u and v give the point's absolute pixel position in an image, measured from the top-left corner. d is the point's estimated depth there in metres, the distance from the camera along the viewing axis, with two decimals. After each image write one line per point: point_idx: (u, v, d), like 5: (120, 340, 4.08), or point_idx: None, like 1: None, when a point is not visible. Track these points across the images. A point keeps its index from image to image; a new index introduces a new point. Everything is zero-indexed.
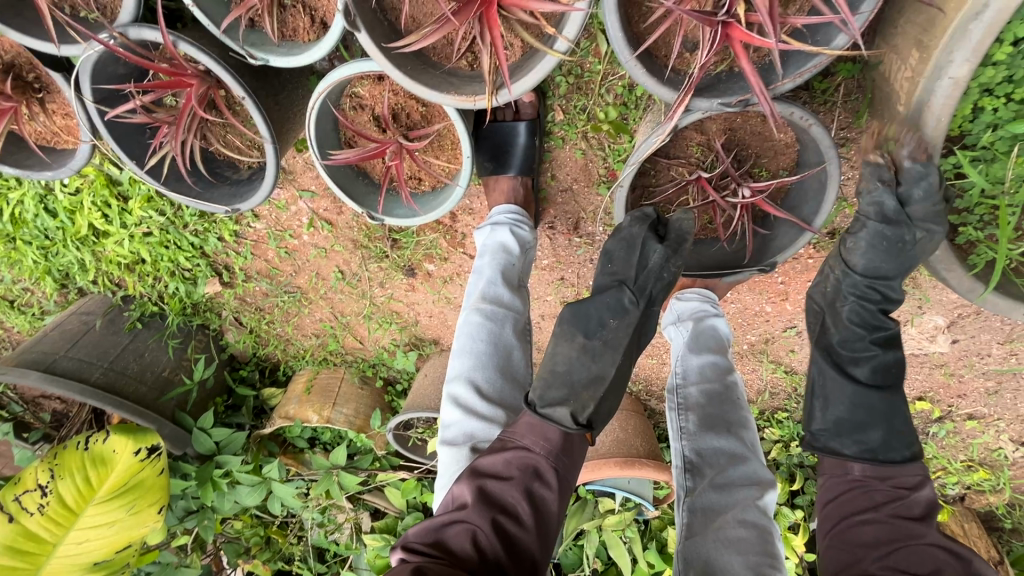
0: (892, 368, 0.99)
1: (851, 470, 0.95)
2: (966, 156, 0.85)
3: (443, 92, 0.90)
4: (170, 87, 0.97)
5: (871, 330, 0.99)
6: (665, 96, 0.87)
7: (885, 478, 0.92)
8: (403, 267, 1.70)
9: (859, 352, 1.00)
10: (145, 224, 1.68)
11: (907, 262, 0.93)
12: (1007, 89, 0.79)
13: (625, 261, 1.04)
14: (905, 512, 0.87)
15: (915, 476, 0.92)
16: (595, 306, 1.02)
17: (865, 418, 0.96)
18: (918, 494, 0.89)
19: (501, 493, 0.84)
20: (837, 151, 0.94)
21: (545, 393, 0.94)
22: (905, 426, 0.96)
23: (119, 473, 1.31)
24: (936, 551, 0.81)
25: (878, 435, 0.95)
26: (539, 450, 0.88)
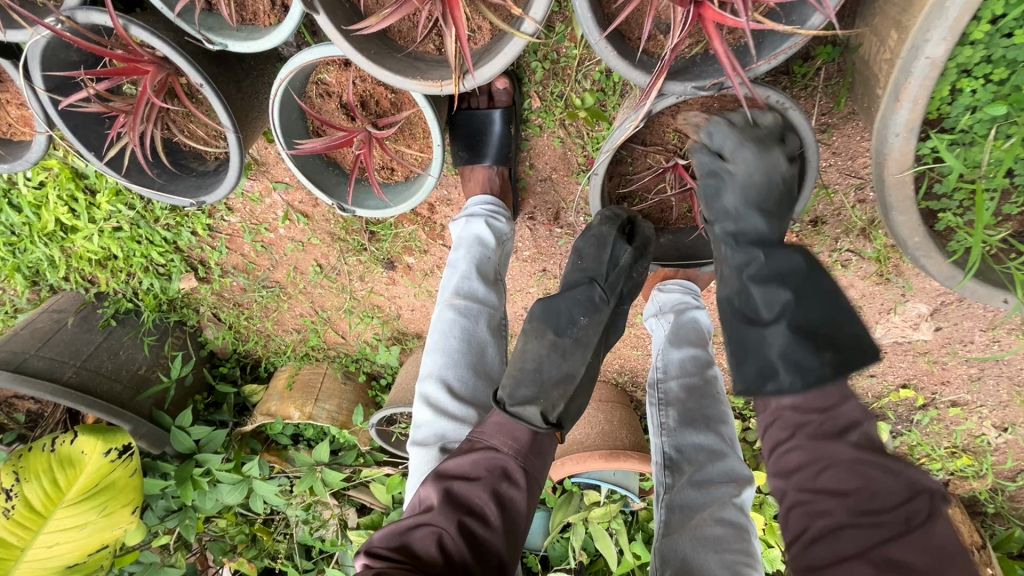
0: (788, 300, 0.83)
1: (777, 403, 0.83)
2: (944, 141, 0.78)
3: (409, 78, 0.86)
4: (125, 74, 0.94)
5: (742, 268, 0.89)
6: (638, 80, 0.83)
7: (801, 407, 0.80)
8: (382, 259, 1.66)
9: (743, 294, 0.88)
10: (114, 218, 1.63)
11: (746, 192, 0.89)
12: (986, 70, 0.72)
13: (596, 258, 1.05)
14: (826, 430, 0.77)
15: (835, 393, 0.79)
16: (564, 302, 1.01)
17: (768, 352, 0.83)
18: (838, 409, 0.78)
19: (466, 495, 0.82)
20: (814, 138, 0.92)
21: (514, 391, 0.92)
22: (813, 352, 0.79)
23: (89, 475, 1.29)
24: (861, 467, 0.73)
25: (785, 369, 0.81)
26: (507, 450, 0.86)
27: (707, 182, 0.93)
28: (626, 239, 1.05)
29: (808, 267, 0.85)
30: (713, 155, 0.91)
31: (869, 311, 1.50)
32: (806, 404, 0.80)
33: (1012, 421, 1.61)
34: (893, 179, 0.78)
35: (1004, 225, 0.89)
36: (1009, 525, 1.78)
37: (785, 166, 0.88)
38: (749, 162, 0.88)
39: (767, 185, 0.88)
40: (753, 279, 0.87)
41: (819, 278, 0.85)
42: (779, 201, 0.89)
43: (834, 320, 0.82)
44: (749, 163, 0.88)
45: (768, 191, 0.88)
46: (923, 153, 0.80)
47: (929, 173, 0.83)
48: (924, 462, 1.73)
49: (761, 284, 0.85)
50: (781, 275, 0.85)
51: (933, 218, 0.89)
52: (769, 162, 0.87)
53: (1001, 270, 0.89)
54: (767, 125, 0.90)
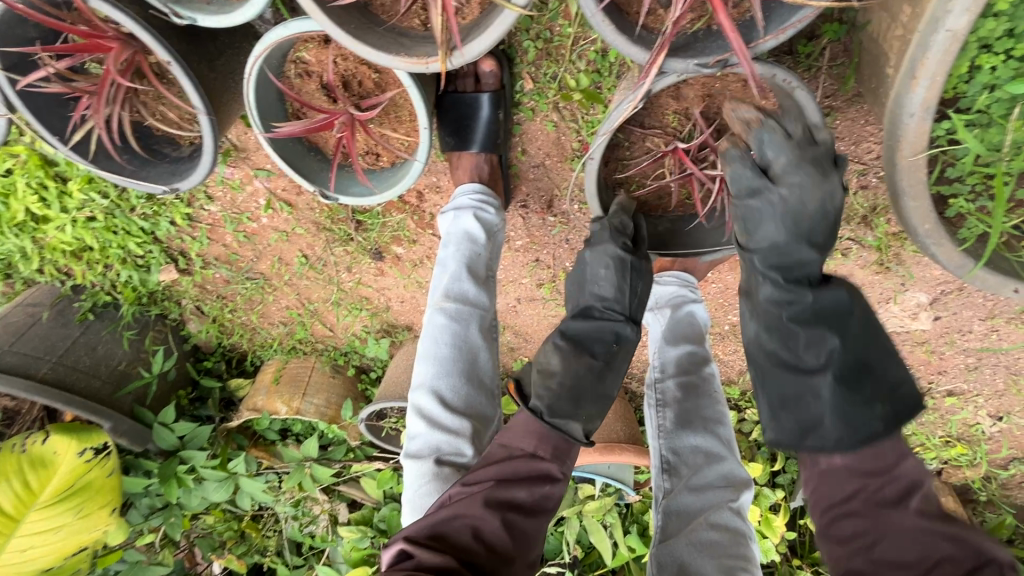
0: (830, 346, 0.85)
1: (821, 460, 0.85)
2: (962, 121, 0.73)
3: (392, 55, 0.80)
4: (87, 51, 0.88)
5: (784, 307, 0.88)
6: (637, 57, 0.78)
7: (853, 466, 0.82)
8: (370, 250, 1.60)
9: (784, 336, 0.88)
10: (87, 208, 1.55)
11: (797, 222, 0.85)
12: (1008, 44, 0.67)
13: (617, 286, 1.02)
14: (882, 496, 0.78)
15: (890, 453, 0.81)
16: (594, 329, 1.01)
17: (815, 404, 0.85)
18: (895, 471, 0.80)
19: (510, 495, 0.81)
20: (823, 120, 0.88)
21: (552, 403, 0.91)
22: (857, 404, 0.82)
23: (61, 477, 1.23)
24: (920, 535, 0.73)
25: (833, 424, 0.83)
26: (548, 456, 0.86)
27: (751, 204, 0.87)
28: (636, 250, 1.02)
29: (843, 304, 0.87)
30: (758, 173, 0.86)
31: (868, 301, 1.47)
32: (859, 466, 0.81)
33: (1007, 411, 1.60)
34: (906, 162, 0.73)
35: (1018, 212, 0.85)
36: (1000, 513, 1.78)
37: (841, 193, 0.84)
38: (801, 185, 0.83)
39: (815, 216, 0.84)
40: (796, 319, 0.87)
41: (863, 323, 0.87)
42: (828, 232, 0.87)
43: (877, 368, 0.86)
44: (808, 195, 0.83)
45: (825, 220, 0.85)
46: (938, 135, 0.75)
47: (942, 156, 0.79)
48: (918, 451, 1.72)
49: (809, 328, 0.86)
50: (828, 319, 0.86)
51: (943, 204, 0.85)
52: (829, 188, 0.83)
53: (1015, 259, 0.85)
54: (825, 141, 0.84)
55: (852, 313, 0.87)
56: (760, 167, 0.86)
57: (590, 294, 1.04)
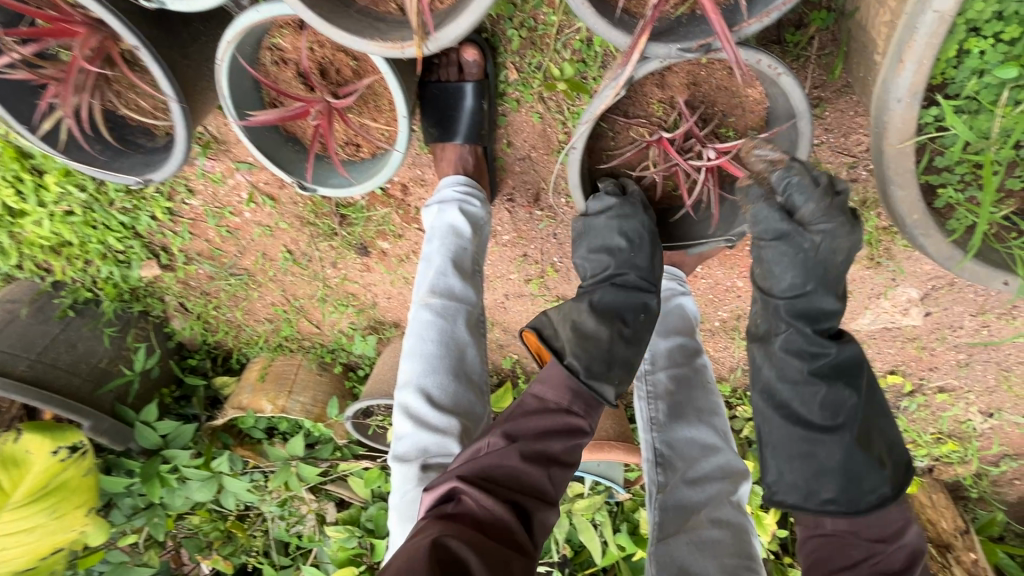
0: (847, 405, 0.85)
1: (824, 523, 0.84)
2: (950, 107, 0.71)
3: (367, 39, 0.78)
4: (53, 36, 0.86)
5: (808, 359, 0.86)
6: (618, 41, 0.76)
7: (858, 531, 0.82)
8: (355, 245, 1.58)
9: (802, 389, 0.87)
10: (65, 201, 1.52)
11: (822, 270, 0.88)
12: (998, 28, 0.65)
13: (644, 255, 0.99)
14: (885, 566, 0.78)
15: (894, 518, 0.82)
16: (626, 297, 0.97)
17: (829, 464, 0.84)
18: (900, 539, 0.80)
19: (550, 447, 0.82)
20: (810, 108, 0.85)
21: (590, 364, 0.89)
22: (867, 468, 0.83)
23: (36, 476, 1.20)
24: None
25: (843, 486, 0.83)
26: (582, 412, 0.87)
27: (777, 247, 0.89)
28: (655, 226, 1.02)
29: (857, 363, 0.88)
30: (786, 219, 0.88)
31: (859, 296, 1.45)
32: (866, 532, 0.81)
33: (998, 407, 1.60)
34: (894, 149, 0.72)
35: (1008, 203, 0.84)
36: (991, 510, 1.78)
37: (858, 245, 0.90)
38: (831, 235, 0.86)
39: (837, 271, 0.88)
40: (818, 373, 0.86)
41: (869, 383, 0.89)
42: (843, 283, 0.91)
43: (879, 432, 0.88)
44: (835, 240, 0.86)
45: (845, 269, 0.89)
46: (926, 122, 0.74)
47: (930, 144, 0.77)
48: (910, 448, 1.71)
49: (832, 386, 0.85)
50: (847, 378, 0.86)
51: (932, 194, 0.83)
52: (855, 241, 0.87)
53: (1004, 251, 0.84)
54: (843, 191, 0.89)
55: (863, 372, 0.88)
56: (786, 212, 0.88)
57: (622, 262, 0.98)
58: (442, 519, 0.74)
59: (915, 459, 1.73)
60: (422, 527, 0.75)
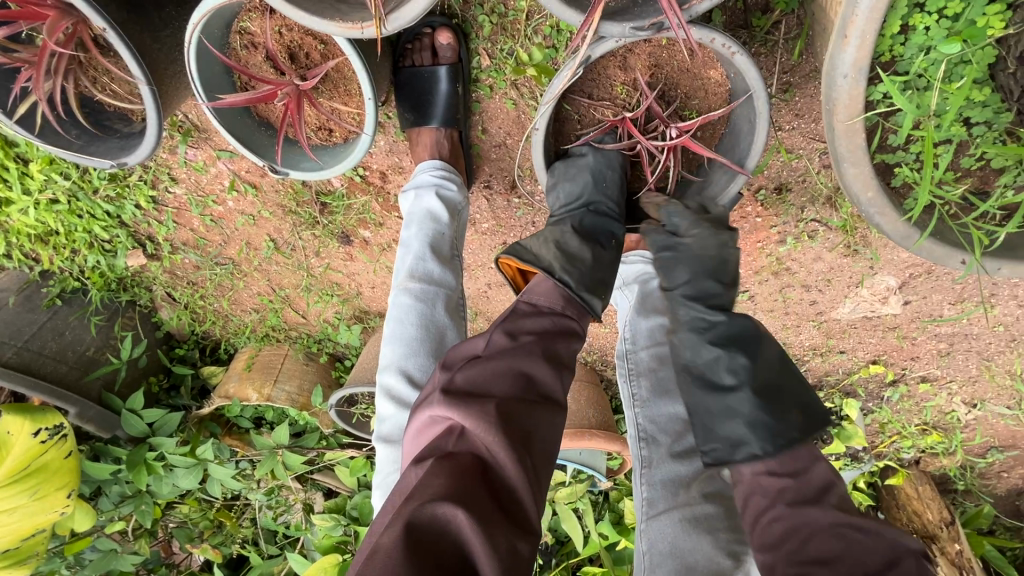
0: (745, 363, 0.87)
1: (744, 472, 0.83)
2: (896, 84, 0.72)
3: (327, 20, 0.79)
4: (23, 19, 0.87)
5: (702, 331, 0.92)
6: (572, 19, 0.76)
7: (775, 470, 0.79)
8: (337, 234, 1.59)
9: (702, 357, 0.90)
10: (49, 190, 1.53)
11: (699, 264, 0.97)
12: (940, 3, 0.66)
13: (615, 187, 1.02)
14: (801, 495, 0.76)
15: (805, 454, 0.81)
16: (602, 222, 1.00)
17: (734, 421, 0.84)
18: (810, 471, 0.79)
19: (554, 343, 0.83)
20: (765, 86, 0.85)
21: (580, 279, 0.91)
22: (778, 414, 0.83)
23: (16, 458, 1.21)
24: (843, 531, 0.71)
25: (756, 434, 0.82)
26: (574, 318, 0.89)
27: (665, 256, 1.00)
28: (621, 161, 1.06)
29: (753, 327, 0.91)
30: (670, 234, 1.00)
31: (837, 285, 1.45)
32: (779, 467, 0.79)
33: (981, 397, 1.59)
34: (844, 127, 0.72)
35: (967, 181, 0.85)
36: (979, 502, 1.78)
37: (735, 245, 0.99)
38: (701, 238, 0.98)
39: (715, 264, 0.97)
40: (713, 341, 0.90)
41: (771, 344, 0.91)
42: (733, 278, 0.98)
43: (790, 383, 0.88)
44: (705, 245, 0.97)
45: (723, 268, 0.97)
46: (875, 99, 0.75)
47: (883, 122, 0.78)
48: (894, 440, 1.71)
49: (726, 348, 0.88)
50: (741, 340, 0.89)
51: (890, 173, 0.85)
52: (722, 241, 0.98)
53: (959, 230, 0.85)
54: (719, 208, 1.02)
55: (761, 336, 0.91)
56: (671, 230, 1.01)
57: (599, 190, 1.00)
58: (441, 462, 0.66)
59: (900, 451, 1.73)
60: (428, 464, 0.67)
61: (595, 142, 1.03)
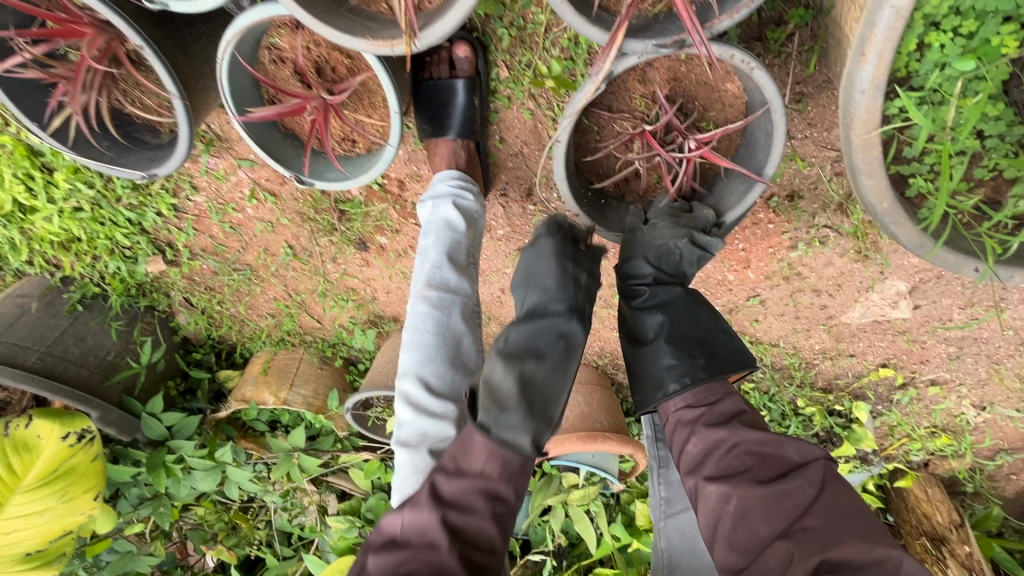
0: (660, 323, 1.02)
1: (669, 408, 0.97)
2: (912, 99, 0.74)
3: (358, 38, 0.82)
4: (61, 37, 0.89)
5: (629, 298, 1.07)
6: (596, 37, 0.78)
7: (694, 401, 0.94)
8: (354, 240, 1.62)
9: (630, 319, 1.06)
10: (73, 198, 1.56)
11: (641, 247, 1.06)
12: (955, 22, 0.69)
13: (562, 283, 0.99)
14: (715, 419, 0.90)
15: (716, 390, 0.95)
16: (537, 333, 0.94)
17: (652, 367, 0.99)
18: (723, 402, 0.93)
19: (468, 512, 0.78)
20: (782, 98, 0.86)
21: (499, 416, 0.83)
22: (684, 360, 0.97)
23: (47, 460, 1.27)
24: (755, 445, 0.84)
25: (666, 377, 0.97)
26: (498, 476, 0.80)
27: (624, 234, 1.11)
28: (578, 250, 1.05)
29: (675, 291, 1.04)
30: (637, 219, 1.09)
31: (848, 289, 1.47)
32: (697, 401, 0.94)
33: (990, 400, 1.61)
34: (861, 140, 0.75)
35: (978, 191, 0.87)
36: (987, 504, 1.79)
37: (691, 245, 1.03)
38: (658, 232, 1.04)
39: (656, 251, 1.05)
40: (637, 306, 1.05)
41: (693, 304, 1.04)
42: (676, 268, 1.06)
43: (706, 338, 1.01)
44: (660, 232, 1.04)
45: (668, 257, 1.05)
46: (891, 113, 0.77)
47: (898, 135, 0.80)
48: (903, 442, 1.73)
49: (646, 311, 1.03)
50: (661, 303, 1.04)
51: (903, 184, 0.86)
52: (672, 239, 1.03)
53: (973, 238, 0.87)
54: (698, 215, 1.05)
55: (683, 298, 1.04)
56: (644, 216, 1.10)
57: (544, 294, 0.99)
58: None
59: (909, 453, 1.75)
60: None
61: (533, 242, 1.06)
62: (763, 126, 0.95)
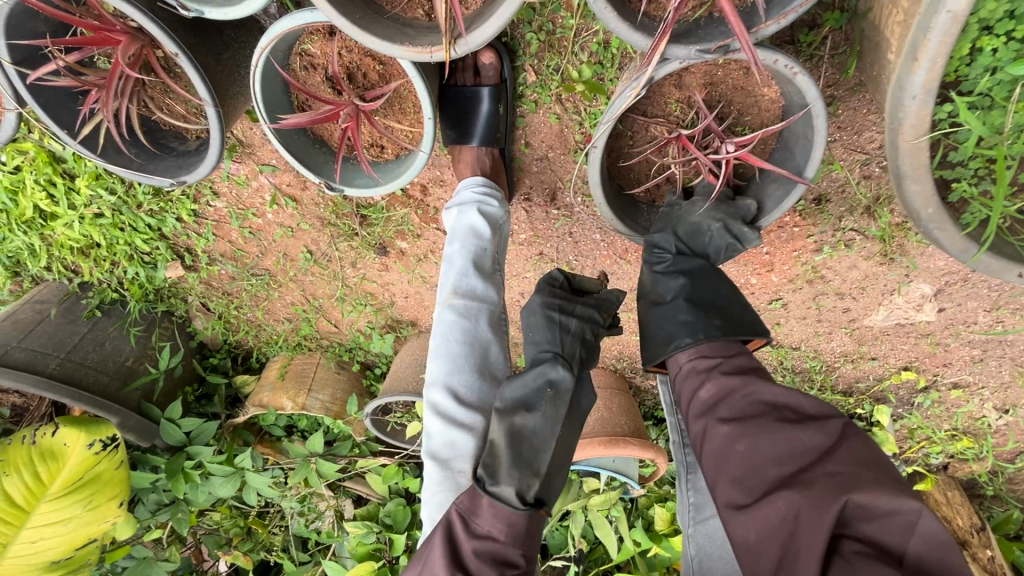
0: (681, 286, 1.04)
1: (680, 360, 0.96)
2: (964, 103, 0.75)
3: (396, 44, 0.82)
4: (95, 44, 0.89)
5: (653, 262, 1.09)
6: (639, 43, 0.81)
7: (710, 353, 0.92)
8: (374, 245, 1.62)
9: (653, 282, 1.09)
10: (95, 204, 1.57)
11: (676, 224, 1.08)
12: (1009, 26, 0.69)
13: (549, 335, 1.03)
14: (731, 368, 0.87)
15: (733, 347, 0.93)
16: (523, 385, 0.96)
17: (667, 325, 1.01)
18: (739, 356, 0.91)
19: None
20: (823, 102, 0.86)
21: (490, 469, 0.87)
22: (700, 318, 0.97)
23: (72, 468, 1.29)
24: (772, 391, 0.79)
25: (680, 331, 0.98)
26: (505, 538, 0.80)
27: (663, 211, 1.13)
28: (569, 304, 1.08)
29: (701, 264, 1.06)
30: (677, 198, 1.11)
31: (872, 292, 1.46)
32: (716, 352, 0.92)
33: (1014, 403, 1.59)
34: (909, 145, 0.75)
35: (1021, 196, 0.86)
36: (1007, 508, 1.77)
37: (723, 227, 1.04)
38: (693, 211, 1.06)
39: (689, 227, 1.06)
40: (660, 270, 1.08)
41: (718, 278, 1.05)
42: (704, 247, 1.08)
43: (725, 302, 1.01)
44: (695, 209, 1.06)
45: (699, 237, 1.07)
46: (940, 118, 0.77)
47: (945, 139, 0.81)
48: (923, 445, 1.72)
49: (668, 275, 1.06)
50: (683, 268, 1.06)
51: (947, 188, 0.86)
52: (704, 218, 1.04)
53: (1017, 243, 0.86)
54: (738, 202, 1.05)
55: (707, 269, 1.06)
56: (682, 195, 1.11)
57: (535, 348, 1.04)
58: None
59: (929, 456, 1.74)
60: None
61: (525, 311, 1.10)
62: (801, 131, 0.94)
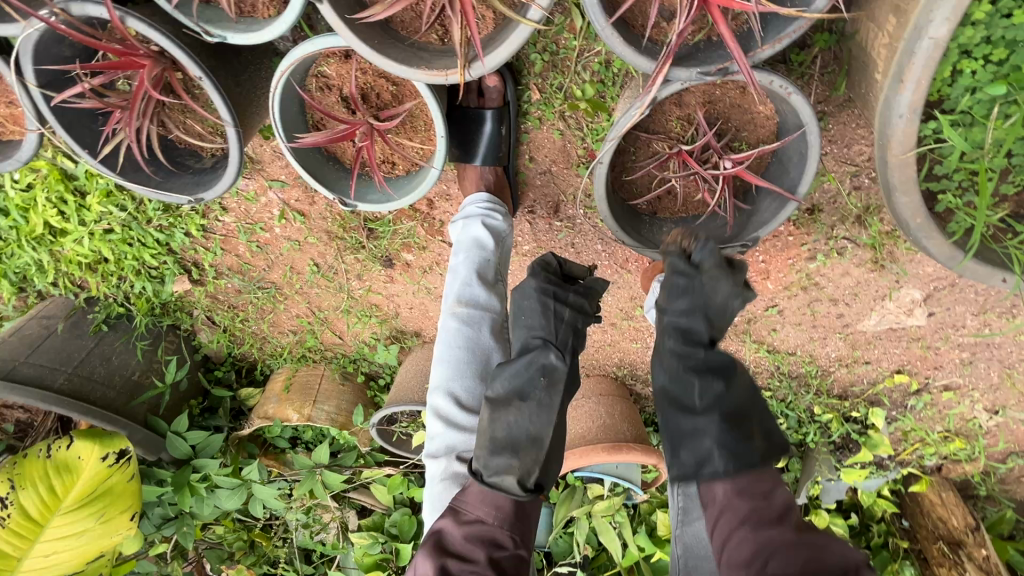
0: (720, 394, 0.93)
1: (714, 490, 0.87)
2: (946, 121, 0.81)
3: (413, 67, 0.86)
4: (120, 68, 0.91)
5: (682, 359, 0.98)
6: (644, 66, 0.86)
7: (745, 490, 0.85)
8: (380, 257, 1.65)
9: (683, 385, 0.96)
10: (105, 220, 1.60)
11: (705, 306, 1.00)
12: (985, 51, 0.75)
13: (541, 317, 1.02)
14: (766, 514, 0.81)
15: (759, 474, 0.87)
16: (516, 376, 0.98)
17: (703, 440, 0.90)
18: (772, 496, 0.84)
19: (468, 560, 0.84)
20: (817, 120, 0.92)
21: (488, 462, 0.92)
22: (745, 441, 0.89)
23: (85, 482, 1.32)
24: (799, 539, 0.76)
25: (722, 456, 0.88)
26: (494, 520, 0.88)
27: (677, 279, 1.03)
28: (564, 297, 1.05)
29: (730, 368, 0.97)
30: (688, 262, 1.02)
31: (864, 298, 1.51)
32: (741, 487, 0.85)
33: (1003, 404, 1.64)
34: (897, 160, 0.81)
35: (1002, 206, 0.92)
36: (1000, 508, 1.81)
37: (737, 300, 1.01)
38: (717, 283, 1.00)
39: (716, 313, 1.01)
40: (692, 369, 0.96)
41: (745, 383, 0.98)
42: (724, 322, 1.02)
43: (754, 417, 0.95)
44: (720, 288, 1.00)
45: (721, 316, 1.01)
46: (925, 134, 0.84)
47: (930, 154, 0.86)
48: (918, 447, 1.73)
49: (703, 378, 0.95)
50: (716, 371, 0.96)
51: (933, 199, 0.92)
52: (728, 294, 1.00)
53: (1000, 249, 0.92)
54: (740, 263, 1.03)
55: (735, 370, 0.98)
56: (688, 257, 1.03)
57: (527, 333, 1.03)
58: None
59: (923, 457, 1.74)
60: None
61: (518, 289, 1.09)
62: (793, 148, 1.01)
